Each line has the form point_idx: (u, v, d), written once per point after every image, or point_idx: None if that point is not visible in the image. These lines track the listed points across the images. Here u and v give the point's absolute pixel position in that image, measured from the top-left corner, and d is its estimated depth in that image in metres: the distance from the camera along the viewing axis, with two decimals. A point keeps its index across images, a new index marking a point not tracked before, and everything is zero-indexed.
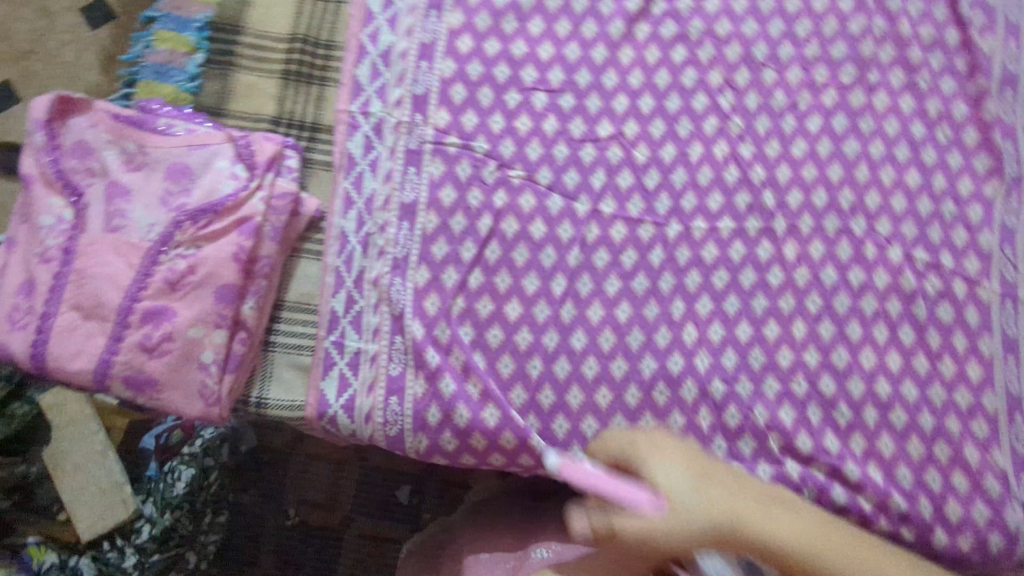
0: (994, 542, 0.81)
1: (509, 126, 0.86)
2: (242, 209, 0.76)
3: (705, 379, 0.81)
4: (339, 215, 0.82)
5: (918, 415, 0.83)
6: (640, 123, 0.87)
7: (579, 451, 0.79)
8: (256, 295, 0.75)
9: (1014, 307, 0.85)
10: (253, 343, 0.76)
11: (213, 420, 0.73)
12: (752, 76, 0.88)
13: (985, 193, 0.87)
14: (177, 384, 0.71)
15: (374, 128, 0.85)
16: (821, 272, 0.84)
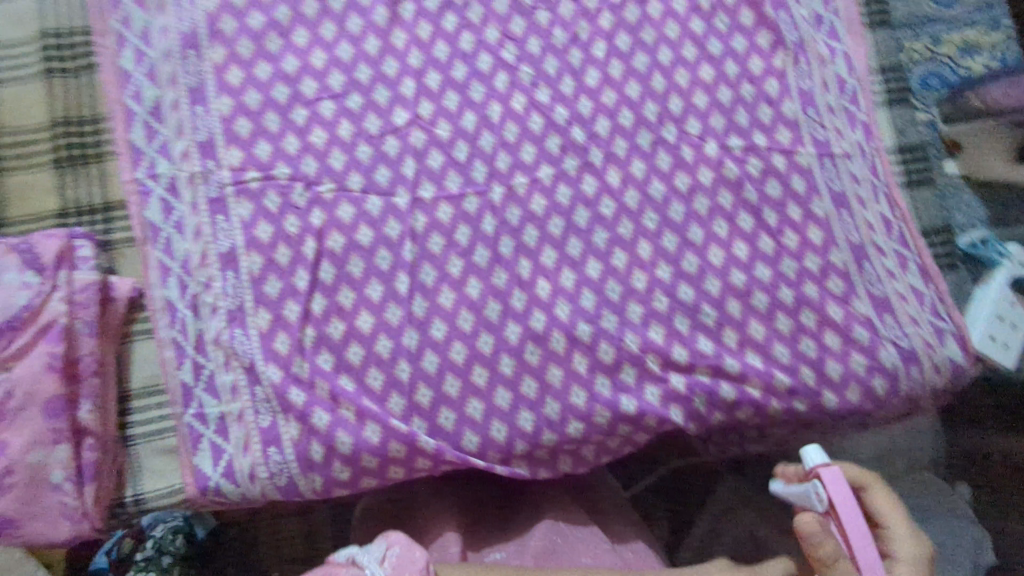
0: (879, 385, 0.84)
1: (305, 143, 0.83)
2: (42, 316, 0.71)
3: (570, 326, 0.82)
4: (158, 286, 0.80)
5: (777, 292, 0.86)
6: (434, 100, 0.86)
7: (472, 437, 0.79)
8: (91, 397, 0.73)
9: (834, 164, 0.90)
10: (106, 445, 0.74)
11: (87, 534, 0.70)
12: (526, 22, 0.89)
13: (776, 66, 0.92)
14: (34, 514, 0.69)
15: (170, 189, 0.82)
16: (649, 188, 0.87)
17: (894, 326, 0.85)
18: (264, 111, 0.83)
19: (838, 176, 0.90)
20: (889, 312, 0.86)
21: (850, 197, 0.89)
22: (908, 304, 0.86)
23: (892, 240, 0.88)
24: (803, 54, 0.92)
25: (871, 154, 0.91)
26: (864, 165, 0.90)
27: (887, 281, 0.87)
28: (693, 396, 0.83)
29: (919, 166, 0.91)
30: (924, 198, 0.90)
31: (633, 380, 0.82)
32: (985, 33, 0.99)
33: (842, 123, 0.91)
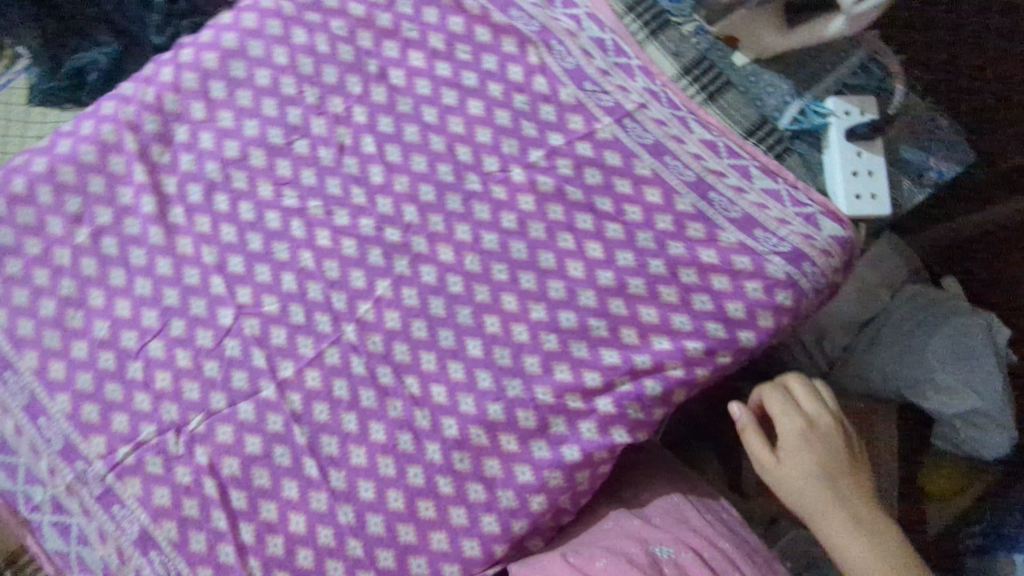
0: (786, 300, 0.82)
1: (155, 392, 0.82)
2: None
3: (480, 414, 0.81)
4: None
5: (648, 269, 0.83)
6: (248, 282, 0.84)
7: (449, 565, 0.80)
8: None
9: (634, 120, 0.87)
10: None
11: None
12: (289, 159, 0.87)
13: (534, 63, 0.88)
14: None
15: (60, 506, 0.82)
16: (482, 244, 0.85)
17: (768, 237, 0.83)
18: (101, 385, 0.82)
19: (644, 129, 0.87)
20: (757, 227, 0.84)
21: (665, 142, 0.87)
22: (768, 209, 0.84)
23: (723, 158, 0.86)
24: (551, 37, 0.89)
25: (661, 93, 0.88)
26: (661, 106, 0.87)
27: (738, 199, 0.85)
28: (626, 408, 0.82)
29: (710, 76, 0.88)
30: (731, 102, 0.88)
31: (564, 427, 0.81)
32: None
33: (621, 78, 0.88)
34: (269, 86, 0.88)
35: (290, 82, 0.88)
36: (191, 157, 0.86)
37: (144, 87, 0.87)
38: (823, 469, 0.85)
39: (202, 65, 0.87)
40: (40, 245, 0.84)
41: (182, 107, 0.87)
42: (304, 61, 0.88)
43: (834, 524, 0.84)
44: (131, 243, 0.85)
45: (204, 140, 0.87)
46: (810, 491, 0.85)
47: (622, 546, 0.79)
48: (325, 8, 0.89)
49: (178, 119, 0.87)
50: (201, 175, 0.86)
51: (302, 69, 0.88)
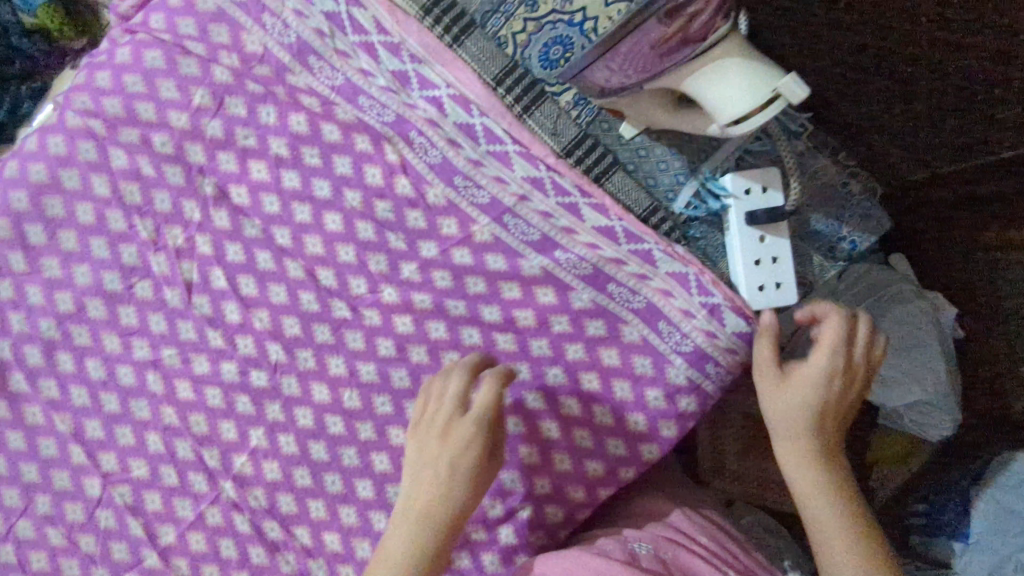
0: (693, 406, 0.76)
1: (34, 572, 0.79)
2: None
3: (376, 558, 0.77)
4: None
5: (545, 374, 0.77)
6: (109, 448, 0.78)
7: None
8: None
9: (514, 216, 0.77)
10: None
11: None
12: (134, 305, 0.78)
13: (392, 161, 0.78)
14: None
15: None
16: (360, 376, 0.78)
17: (671, 333, 0.75)
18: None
19: (527, 224, 0.77)
20: (662, 320, 0.76)
21: (553, 236, 0.77)
22: (673, 297, 0.75)
23: (621, 245, 0.76)
24: (409, 127, 0.78)
25: (544, 179, 0.77)
26: (544, 196, 0.77)
27: (641, 287, 0.76)
28: (529, 537, 0.77)
29: (595, 157, 0.78)
30: (620, 186, 0.78)
31: (467, 561, 0.77)
32: None
33: (496, 168, 0.78)
34: (95, 224, 0.78)
35: (118, 217, 0.78)
36: (23, 317, 0.78)
37: None
38: (816, 419, 0.68)
39: (12, 208, 0.77)
40: None
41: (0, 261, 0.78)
42: (130, 189, 0.78)
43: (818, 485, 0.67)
44: None
45: (33, 296, 0.78)
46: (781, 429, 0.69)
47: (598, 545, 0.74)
48: (142, 120, 0.77)
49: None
50: (38, 335, 0.78)
51: (130, 199, 0.78)
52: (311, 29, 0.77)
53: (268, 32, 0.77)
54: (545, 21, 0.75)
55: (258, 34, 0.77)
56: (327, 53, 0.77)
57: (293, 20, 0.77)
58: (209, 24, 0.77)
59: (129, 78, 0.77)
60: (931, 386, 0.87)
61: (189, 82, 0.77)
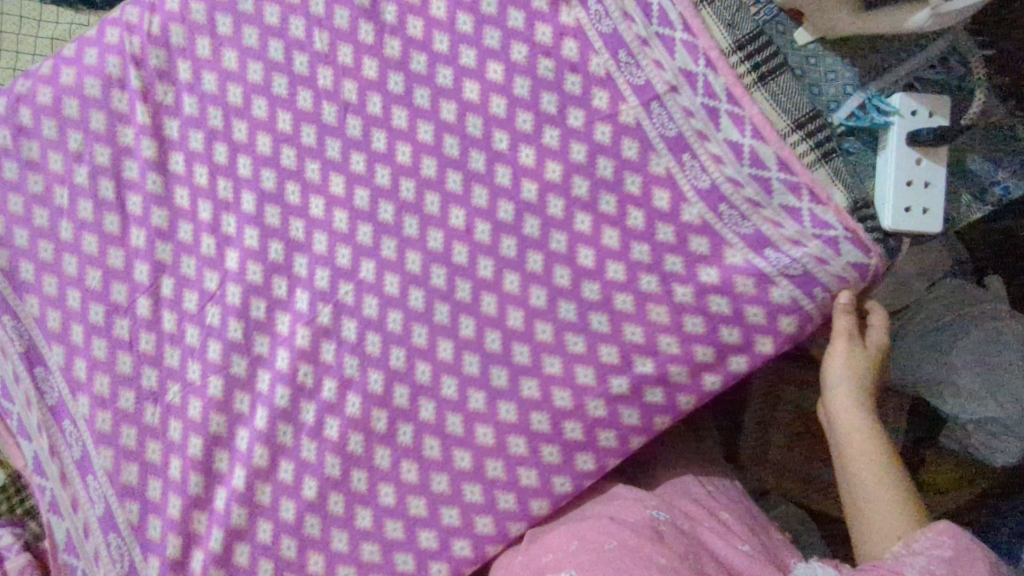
0: (789, 323, 0.77)
1: (140, 353, 0.83)
2: None
3: (483, 379, 0.81)
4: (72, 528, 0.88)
5: (663, 261, 0.79)
6: (236, 245, 0.81)
7: (422, 532, 0.83)
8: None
9: (662, 105, 0.76)
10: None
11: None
12: (291, 111, 0.79)
13: (567, 25, 0.76)
14: None
15: (53, 454, 0.87)
16: (497, 214, 0.79)
17: (776, 258, 0.76)
18: (93, 338, 0.84)
19: (670, 118, 0.76)
20: (768, 247, 0.77)
21: (688, 137, 0.76)
22: (783, 227, 0.76)
23: (744, 166, 0.76)
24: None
25: (699, 75, 0.75)
26: (692, 94, 0.76)
27: (752, 214, 0.77)
28: (642, 390, 0.80)
29: (766, 54, 0.78)
30: (785, 87, 0.78)
31: (568, 402, 0.81)
32: None
33: (659, 53, 0.76)
34: (275, 26, 0.79)
35: (297, 24, 0.79)
36: (192, 100, 0.80)
37: (150, 15, 0.80)
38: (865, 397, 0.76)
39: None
40: (42, 182, 0.83)
41: (187, 42, 0.80)
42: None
43: (859, 448, 0.74)
44: (130, 188, 0.82)
45: (205, 82, 0.80)
46: (838, 396, 0.76)
47: (619, 516, 0.76)
48: None
49: (182, 53, 0.80)
50: (201, 121, 0.80)
51: (312, 9, 0.78)
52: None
53: None
54: None
55: None
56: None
57: None
58: None
59: None
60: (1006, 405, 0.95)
61: None
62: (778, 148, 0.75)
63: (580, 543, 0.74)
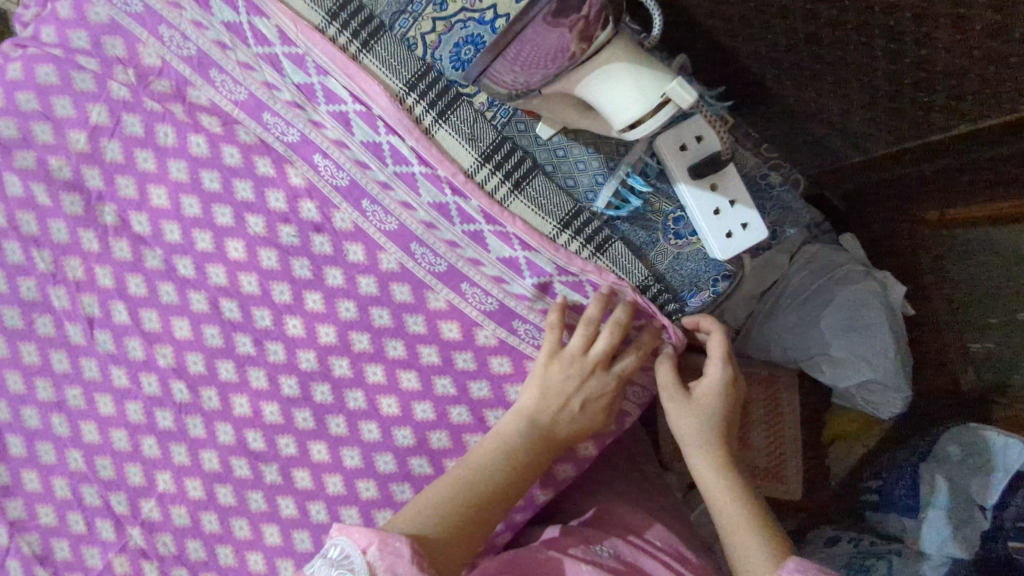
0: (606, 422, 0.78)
1: None
2: None
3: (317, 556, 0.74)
4: None
5: (471, 390, 0.76)
6: (18, 493, 0.75)
7: None
8: None
9: (423, 242, 0.76)
10: None
11: None
12: (37, 341, 0.75)
13: (297, 185, 0.76)
14: None
15: None
16: (282, 391, 0.75)
17: None
18: None
19: (435, 254, 0.76)
20: None
21: (460, 266, 0.76)
22: None
23: (526, 279, 0.75)
24: (313, 150, 0.76)
25: (451, 205, 0.75)
26: (450, 225, 0.76)
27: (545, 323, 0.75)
28: None
29: (513, 160, 0.74)
30: (540, 190, 0.74)
31: None
32: None
33: (404, 192, 0.75)
34: None
35: (17, 249, 0.74)
36: None
37: None
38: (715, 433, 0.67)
39: None
40: None
41: None
42: (26, 218, 0.74)
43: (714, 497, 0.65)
44: None
45: None
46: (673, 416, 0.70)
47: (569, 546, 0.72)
48: (40, 142, 0.74)
49: None
50: None
51: (25, 229, 0.74)
52: (212, 40, 0.74)
53: (165, 46, 0.74)
54: (454, 19, 0.71)
55: (156, 46, 0.74)
56: (228, 64, 0.74)
57: (190, 31, 0.74)
58: (102, 36, 0.74)
59: (22, 94, 0.74)
60: (877, 363, 0.83)
61: (85, 98, 0.74)
62: (551, 254, 0.73)
63: (513, 556, 0.73)
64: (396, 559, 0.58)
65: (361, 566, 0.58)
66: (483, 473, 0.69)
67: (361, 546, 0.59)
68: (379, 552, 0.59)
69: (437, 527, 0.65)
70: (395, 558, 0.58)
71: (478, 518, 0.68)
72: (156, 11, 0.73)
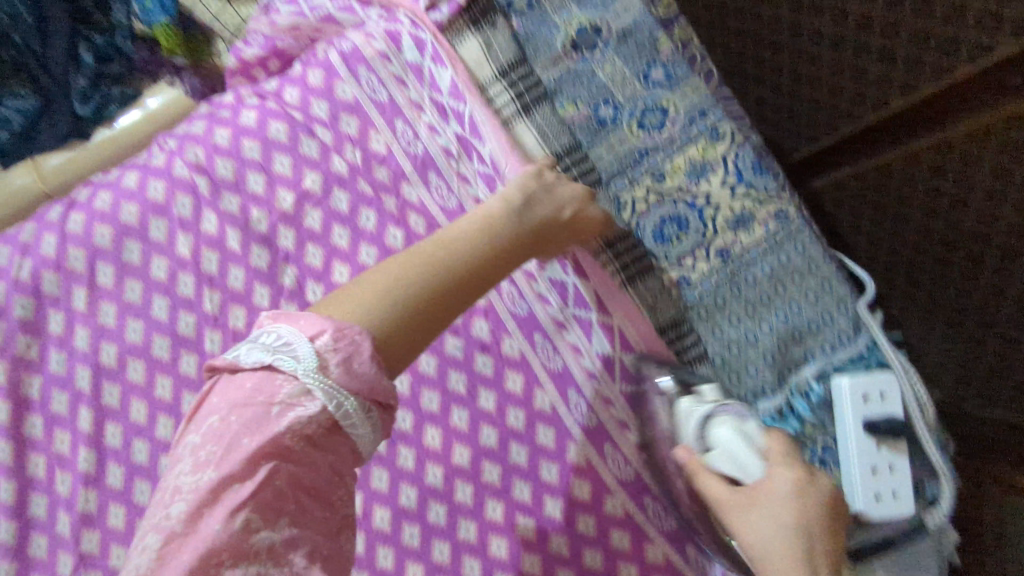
0: None
1: None
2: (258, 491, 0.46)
3: None
4: None
5: (583, 555, 0.73)
6: (97, 526, 0.71)
7: None
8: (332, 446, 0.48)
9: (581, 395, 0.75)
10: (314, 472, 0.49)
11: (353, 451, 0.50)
12: (173, 378, 0.73)
13: (478, 302, 0.76)
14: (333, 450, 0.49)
15: None
16: (400, 499, 0.73)
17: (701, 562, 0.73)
18: None
19: (589, 408, 0.75)
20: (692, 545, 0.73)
21: (608, 427, 0.75)
22: None
23: None
24: None
25: (619, 365, 0.76)
26: (612, 381, 0.75)
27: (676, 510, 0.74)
28: None
29: (687, 343, 0.75)
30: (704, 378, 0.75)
31: None
32: (708, 146, 0.76)
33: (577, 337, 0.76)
34: (166, 282, 0.73)
35: (189, 283, 0.74)
36: (63, 358, 0.73)
37: (21, 259, 0.73)
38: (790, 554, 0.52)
39: (93, 241, 0.73)
40: None
41: (62, 291, 0.73)
42: (210, 258, 0.74)
43: None
44: None
45: (77, 339, 0.73)
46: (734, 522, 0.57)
47: None
48: (248, 190, 0.74)
49: (55, 304, 0.73)
50: (71, 384, 0.73)
51: (205, 267, 0.74)
52: (440, 146, 0.76)
53: (399, 138, 0.76)
54: (667, 195, 0.76)
55: (387, 134, 0.77)
56: (448, 171, 0.76)
57: (425, 134, 0.76)
58: (342, 112, 0.77)
59: (248, 141, 0.75)
60: None
61: (306, 161, 0.75)
62: None
63: None
64: (352, 349, 0.48)
65: (308, 354, 0.47)
66: (458, 246, 0.55)
67: (311, 333, 0.48)
68: (331, 341, 0.47)
69: (384, 311, 0.50)
70: (353, 348, 0.48)
71: (434, 308, 0.52)
72: (398, 106, 0.77)
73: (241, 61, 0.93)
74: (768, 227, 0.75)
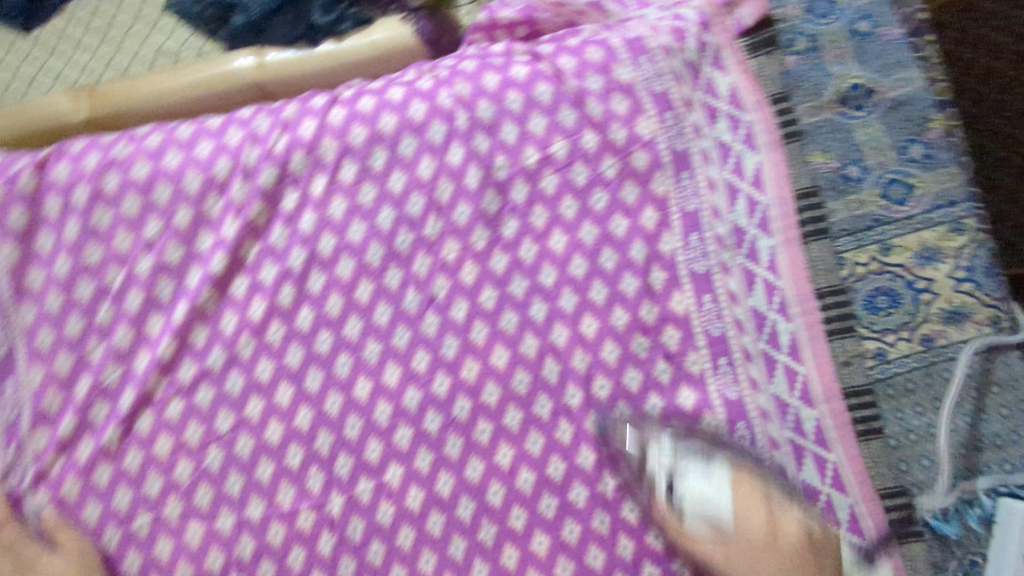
0: None
1: (122, 471, 0.74)
2: None
3: None
4: None
5: None
6: (264, 395, 0.75)
7: None
8: None
9: (748, 431, 0.74)
10: None
11: None
12: (374, 285, 0.76)
13: (675, 312, 0.76)
14: None
15: None
16: (546, 468, 0.74)
17: None
18: (78, 439, 0.74)
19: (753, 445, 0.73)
20: None
21: None
22: None
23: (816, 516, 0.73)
24: (708, 289, 0.76)
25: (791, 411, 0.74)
26: (781, 424, 0.74)
27: None
28: None
29: (867, 413, 0.74)
30: (874, 452, 0.74)
31: None
32: (946, 235, 0.76)
33: (758, 372, 0.75)
34: (398, 196, 0.77)
35: (418, 204, 0.77)
36: (284, 235, 0.77)
37: (279, 133, 0.77)
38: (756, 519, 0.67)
39: (348, 138, 0.77)
40: (98, 254, 0.76)
41: (305, 173, 0.77)
42: (444, 189, 0.77)
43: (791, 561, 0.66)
44: (183, 295, 0.76)
45: (303, 221, 0.77)
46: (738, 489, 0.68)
47: None
48: (500, 137, 0.77)
49: (295, 183, 0.77)
50: (284, 259, 0.76)
51: (438, 194, 0.77)
52: (700, 149, 0.79)
53: (665, 129, 0.78)
54: (889, 268, 0.76)
55: (656, 124, 0.78)
56: (699, 174, 0.78)
57: (689, 132, 0.79)
58: (615, 92, 0.78)
59: (513, 93, 0.77)
60: None
61: (559, 127, 0.77)
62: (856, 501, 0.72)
63: None
64: None
65: None
66: None
67: None
68: None
69: None
70: None
71: None
72: (670, 101, 0.78)
73: (492, 19, 0.88)
74: (983, 331, 0.75)
